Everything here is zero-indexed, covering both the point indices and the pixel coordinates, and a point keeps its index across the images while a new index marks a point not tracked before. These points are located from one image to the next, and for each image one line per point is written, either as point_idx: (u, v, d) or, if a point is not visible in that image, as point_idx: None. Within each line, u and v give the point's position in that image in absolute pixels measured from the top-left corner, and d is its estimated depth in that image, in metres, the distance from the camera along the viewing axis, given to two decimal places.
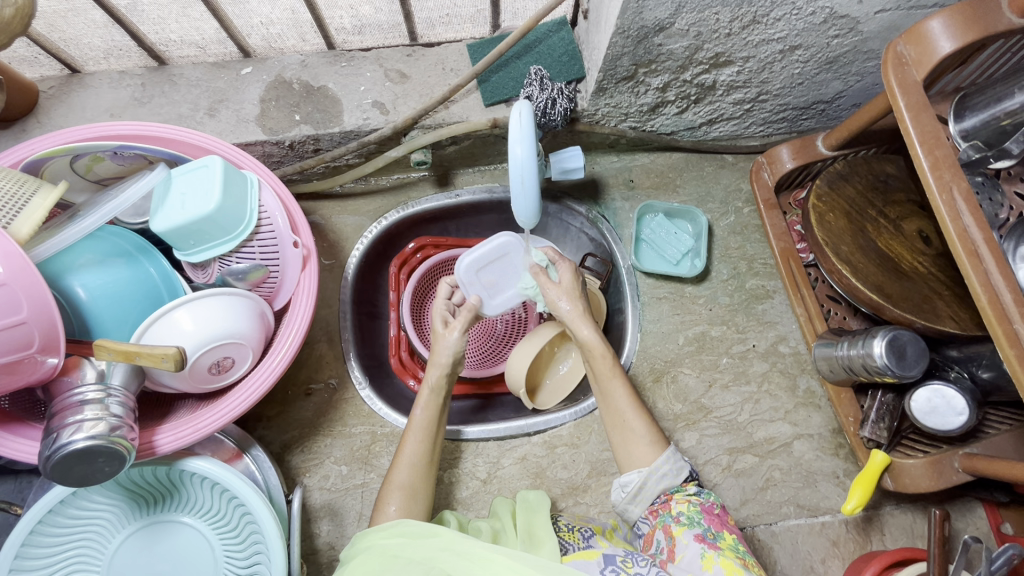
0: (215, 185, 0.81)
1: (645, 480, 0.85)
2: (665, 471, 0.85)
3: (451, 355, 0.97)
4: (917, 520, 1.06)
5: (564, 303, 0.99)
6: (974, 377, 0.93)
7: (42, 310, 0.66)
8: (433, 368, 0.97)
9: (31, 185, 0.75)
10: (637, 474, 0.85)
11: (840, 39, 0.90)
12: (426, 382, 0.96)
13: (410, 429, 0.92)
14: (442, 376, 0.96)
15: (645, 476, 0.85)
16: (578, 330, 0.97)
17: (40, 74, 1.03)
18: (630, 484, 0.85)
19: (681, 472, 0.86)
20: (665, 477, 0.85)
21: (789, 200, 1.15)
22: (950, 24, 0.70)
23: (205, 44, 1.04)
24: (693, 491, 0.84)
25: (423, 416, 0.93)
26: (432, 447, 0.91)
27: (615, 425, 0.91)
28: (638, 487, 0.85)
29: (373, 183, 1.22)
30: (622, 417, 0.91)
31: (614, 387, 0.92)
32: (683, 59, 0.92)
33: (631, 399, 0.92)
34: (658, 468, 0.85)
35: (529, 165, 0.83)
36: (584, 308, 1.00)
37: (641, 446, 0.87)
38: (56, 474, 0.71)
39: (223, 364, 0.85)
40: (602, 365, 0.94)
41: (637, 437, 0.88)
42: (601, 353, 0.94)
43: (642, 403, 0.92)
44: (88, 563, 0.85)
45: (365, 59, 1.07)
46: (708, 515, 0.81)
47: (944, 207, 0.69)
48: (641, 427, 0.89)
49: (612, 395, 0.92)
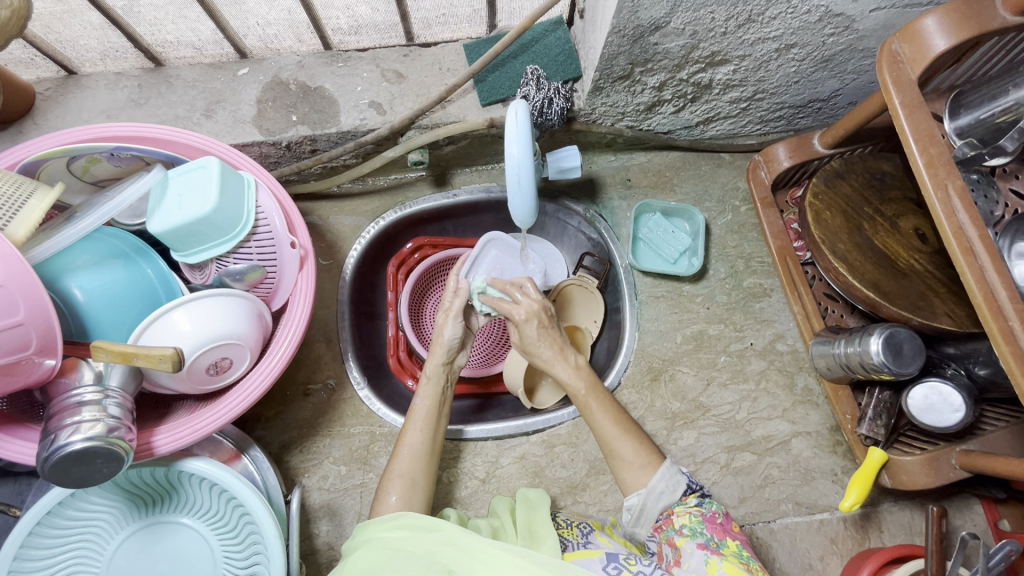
0: (212, 186, 0.81)
1: (645, 501, 0.84)
2: (663, 488, 0.84)
3: (451, 341, 0.97)
4: (915, 517, 1.06)
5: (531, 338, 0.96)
6: (970, 373, 0.93)
7: (40, 311, 0.66)
8: (437, 353, 0.97)
9: (28, 187, 0.74)
10: (636, 496, 0.84)
11: (836, 38, 0.90)
12: (427, 371, 0.97)
13: (411, 418, 0.92)
14: (442, 364, 0.97)
15: (643, 498, 0.84)
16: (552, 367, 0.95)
17: (37, 76, 1.03)
18: (633, 507, 0.85)
19: (679, 487, 0.84)
20: (663, 494, 0.84)
21: (786, 198, 1.16)
22: (945, 22, 0.70)
23: (202, 45, 1.04)
24: (694, 501, 0.83)
25: (424, 405, 0.93)
26: (432, 436, 0.91)
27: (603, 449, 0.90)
28: (639, 510, 0.84)
29: (370, 183, 1.22)
30: (608, 443, 0.89)
31: (596, 413, 0.91)
32: (678, 58, 0.93)
33: (615, 423, 0.90)
34: (654, 486, 0.84)
35: (526, 164, 0.83)
36: (556, 344, 0.96)
37: (634, 471, 0.86)
38: (54, 476, 0.70)
39: (221, 365, 0.85)
40: (580, 397, 0.92)
41: (626, 461, 0.87)
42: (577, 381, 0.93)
43: (630, 422, 0.91)
44: (87, 564, 0.85)
45: (362, 59, 1.07)
46: (710, 525, 0.80)
47: (940, 205, 0.69)
48: (629, 450, 0.88)
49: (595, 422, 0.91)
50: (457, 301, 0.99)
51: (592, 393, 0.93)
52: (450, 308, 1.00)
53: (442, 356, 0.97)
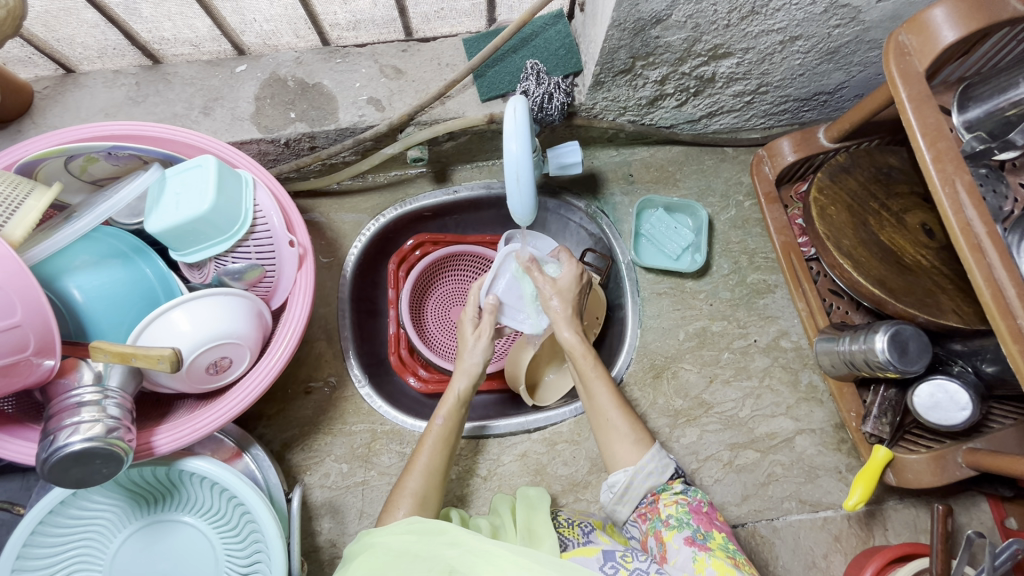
0: (209, 184, 0.80)
1: (632, 480, 0.83)
2: (651, 469, 0.83)
3: (480, 364, 0.99)
4: (920, 515, 1.05)
5: (554, 302, 0.99)
6: (978, 371, 0.92)
7: (37, 312, 0.66)
8: (460, 376, 0.98)
9: (25, 186, 0.74)
10: (624, 473, 0.84)
11: (842, 29, 0.89)
12: (451, 392, 0.96)
13: (427, 438, 0.91)
14: (468, 387, 0.97)
15: (631, 476, 0.83)
16: (561, 333, 0.97)
17: (35, 74, 1.03)
18: (618, 484, 0.84)
19: (667, 469, 0.84)
20: (651, 475, 0.83)
21: (791, 192, 1.13)
22: (953, 13, 0.68)
23: (199, 42, 1.03)
24: (680, 489, 0.82)
25: (444, 426, 0.92)
26: (446, 460, 0.90)
27: (597, 423, 0.90)
28: (625, 488, 0.83)
29: (370, 179, 1.21)
30: (603, 414, 0.90)
31: (597, 382, 0.93)
32: (680, 51, 0.91)
33: (615, 398, 0.91)
34: (644, 466, 0.83)
35: (524, 161, 0.82)
36: (573, 310, 1.00)
37: (625, 445, 0.86)
38: (53, 476, 0.70)
39: (221, 364, 0.85)
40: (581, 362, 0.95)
41: (621, 434, 0.87)
42: (582, 352, 0.95)
43: (625, 400, 0.92)
44: (90, 563, 0.86)
45: (360, 55, 1.06)
46: (696, 515, 0.79)
47: (947, 200, 0.68)
48: (623, 423, 0.88)
49: (595, 393, 0.92)
50: (486, 320, 1.02)
51: (596, 366, 0.95)
52: (479, 328, 1.02)
53: (468, 379, 0.98)
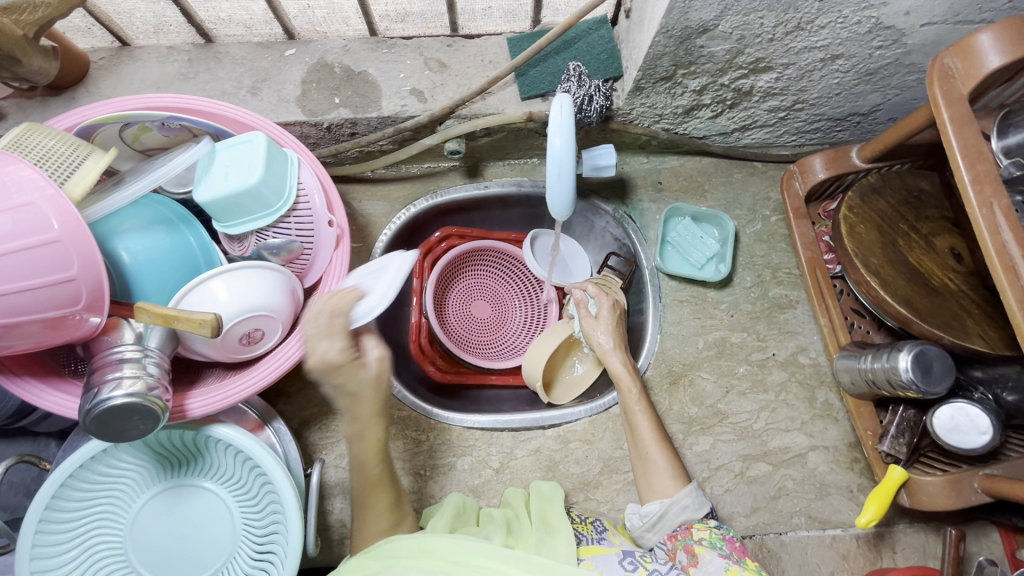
0: (258, 160, 0.82)
1: (667, 510, 0.86)
2: (687, 502, 0.86)
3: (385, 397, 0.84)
4: (929, 540, 1.06)
5: (602, 337, 1.04)
6: (998, 399, 0.92)
7: (91, 267, 0.68)
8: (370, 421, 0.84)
9: (84, 149, 0.76)
10: (659, 504, 0.86)
11: (883, 51, 0.90)
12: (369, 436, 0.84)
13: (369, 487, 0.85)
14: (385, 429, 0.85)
15: (666, 506, 0.85)
16: (610, 364, 1.01)
17: (92, 45, 1.06)
18: (651, 513, 0.86)
19: (703, 507, 0.86)
20: (686, 508, 0.86)
21: (819, 210, 1.14)
22: (1001, 39, 0.69)
23: (252, 25, 1.06)
24: (714, 523, 0.83)
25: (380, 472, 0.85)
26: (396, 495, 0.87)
27: (638, 457, 0.93)
28: (658, 516, 0.86)
29: (403, 170, 1.23)
30: (643, 449, 0.92)
31: (638, 415, 0.95)
32: (722, 62, 0.93)
33: (654, 432, 0.93)
34: (680, 498, 0.86)
35: (568, 157, 0.84)
36: (621, 345, 1.04)
37: (662, 478, 0.89)
38: (94, 429, 0.72)
39: (254, 336, 0.87)
40: (627, 392, 0.97)
41: (659, 467, 0.90)
42: (627, 385, 0.98)
43: (664, 432, 0.94)
44: (111, 521, 0.88)
45: (406, 47, 1.09)
46: (730, 544, 0.79)
47: (984, 221, 0.68)
48: (661, 457, 0.91)
49: (638, 425, 0.94)
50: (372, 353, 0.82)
51: (640, 397, 0.97)
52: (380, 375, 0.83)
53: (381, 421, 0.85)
